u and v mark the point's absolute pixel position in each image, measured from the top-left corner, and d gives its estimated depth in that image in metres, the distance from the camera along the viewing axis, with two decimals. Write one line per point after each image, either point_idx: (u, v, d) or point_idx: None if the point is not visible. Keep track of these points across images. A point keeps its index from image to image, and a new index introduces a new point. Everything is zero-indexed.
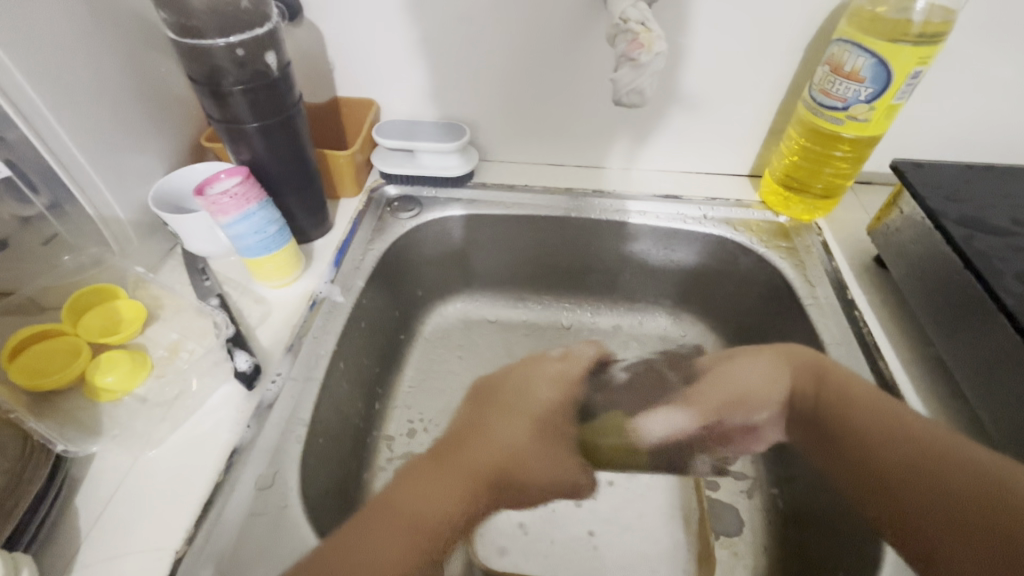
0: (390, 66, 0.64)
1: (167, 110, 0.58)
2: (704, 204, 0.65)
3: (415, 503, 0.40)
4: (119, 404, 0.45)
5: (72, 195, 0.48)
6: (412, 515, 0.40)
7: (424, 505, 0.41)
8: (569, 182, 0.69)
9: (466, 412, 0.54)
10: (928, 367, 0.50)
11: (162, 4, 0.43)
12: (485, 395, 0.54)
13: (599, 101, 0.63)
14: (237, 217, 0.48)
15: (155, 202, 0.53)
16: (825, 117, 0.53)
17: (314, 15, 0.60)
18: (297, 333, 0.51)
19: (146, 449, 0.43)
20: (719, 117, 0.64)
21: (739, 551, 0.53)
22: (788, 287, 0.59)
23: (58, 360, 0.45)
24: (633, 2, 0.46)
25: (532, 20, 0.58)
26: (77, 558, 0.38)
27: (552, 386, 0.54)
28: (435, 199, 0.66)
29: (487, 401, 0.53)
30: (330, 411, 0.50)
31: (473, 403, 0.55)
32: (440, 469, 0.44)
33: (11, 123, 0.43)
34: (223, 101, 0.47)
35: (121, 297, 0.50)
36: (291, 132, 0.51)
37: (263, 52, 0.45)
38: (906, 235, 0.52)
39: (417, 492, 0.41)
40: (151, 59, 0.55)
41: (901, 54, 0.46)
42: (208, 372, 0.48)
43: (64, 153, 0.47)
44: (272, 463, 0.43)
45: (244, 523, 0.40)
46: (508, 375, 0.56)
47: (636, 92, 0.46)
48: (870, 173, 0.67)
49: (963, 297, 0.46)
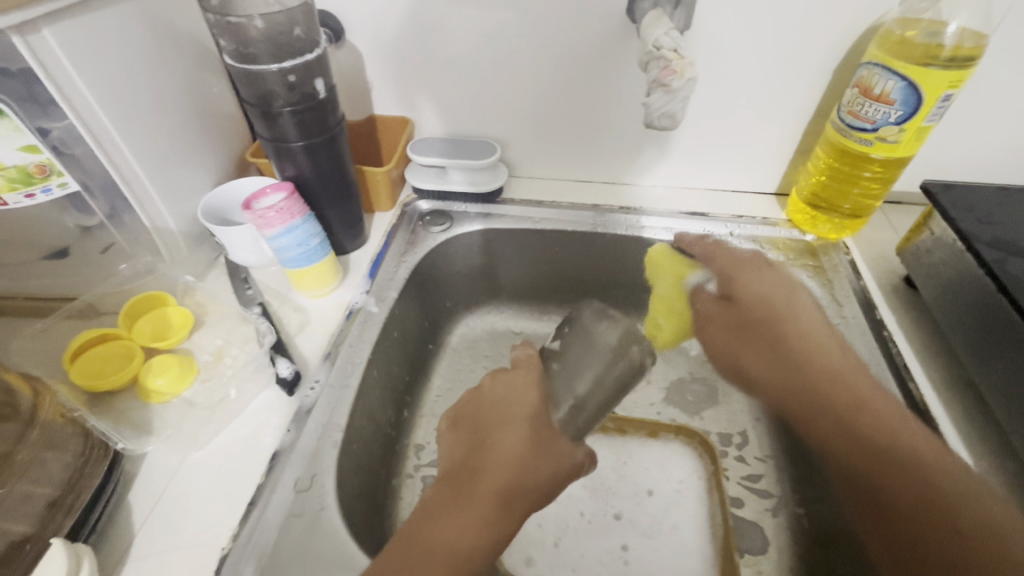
0: (425, 86, 0.67)
1: (218, 126, 0.61)
2: (730, 222, 0.66)
3: (452, 526, 0.37)
4: (168, 404, 0.48)
5: (130, 206, 0.52)
6: (450, 539, 0.37)
7: (457, 531, 0.37)
8: (596, 198, 0.70)
9: (451, 440, 0.44)
10: (960, 390, 0.49)
11: (223, 34, 0.46)
12: (465, 417, 0.44)
13: (628, 119, 0.65)
14: (282, 230, 0.51)
15: (204, 214, 0.56)
16: (853, 138, 0.53)
17: (355, 38, 0.63)
18: (334, 341, 0.53)
19: (192, 450, 0.46)
20: (746, 136, 0.64)
21: (764, 570, 0.53)
22: (815, 306, 0.59)
23: (115, 362, 0.48)
24: (665, 30, 0.47)
25: (565, 43, 0.60)
26: (130, 550, 0.40)
27: (530, 388, 0.42)
28: (465, 214, 0.68)
29: (468, 424, 0.44)
30: (363, 417, 0.52)
31: (455, 430, 0.44)
32: (468, 486, 0.39)
33: (81, 141, 0.46)
34: (272, 121, 0.50)
35: (171, 305, 0.53)
36: (334, 150, 0.54)
37: (311, 77, 0.49)
38: (938, 256, 0.52)
39: (445, 519, 0.37)
40: (205, 80, 0.58)
41: (931, 77, 0.47)
42: (249, 377, 0.50)
43: (127, 168, 0.50)
44: (311, 465, 0.45)
45: (284, 523, 0.41)
46: (483, 395, 0.45)
47: (667, 116, 0.47)
48: (900, 193, 0.67)
49: (996, 320, 0.45)
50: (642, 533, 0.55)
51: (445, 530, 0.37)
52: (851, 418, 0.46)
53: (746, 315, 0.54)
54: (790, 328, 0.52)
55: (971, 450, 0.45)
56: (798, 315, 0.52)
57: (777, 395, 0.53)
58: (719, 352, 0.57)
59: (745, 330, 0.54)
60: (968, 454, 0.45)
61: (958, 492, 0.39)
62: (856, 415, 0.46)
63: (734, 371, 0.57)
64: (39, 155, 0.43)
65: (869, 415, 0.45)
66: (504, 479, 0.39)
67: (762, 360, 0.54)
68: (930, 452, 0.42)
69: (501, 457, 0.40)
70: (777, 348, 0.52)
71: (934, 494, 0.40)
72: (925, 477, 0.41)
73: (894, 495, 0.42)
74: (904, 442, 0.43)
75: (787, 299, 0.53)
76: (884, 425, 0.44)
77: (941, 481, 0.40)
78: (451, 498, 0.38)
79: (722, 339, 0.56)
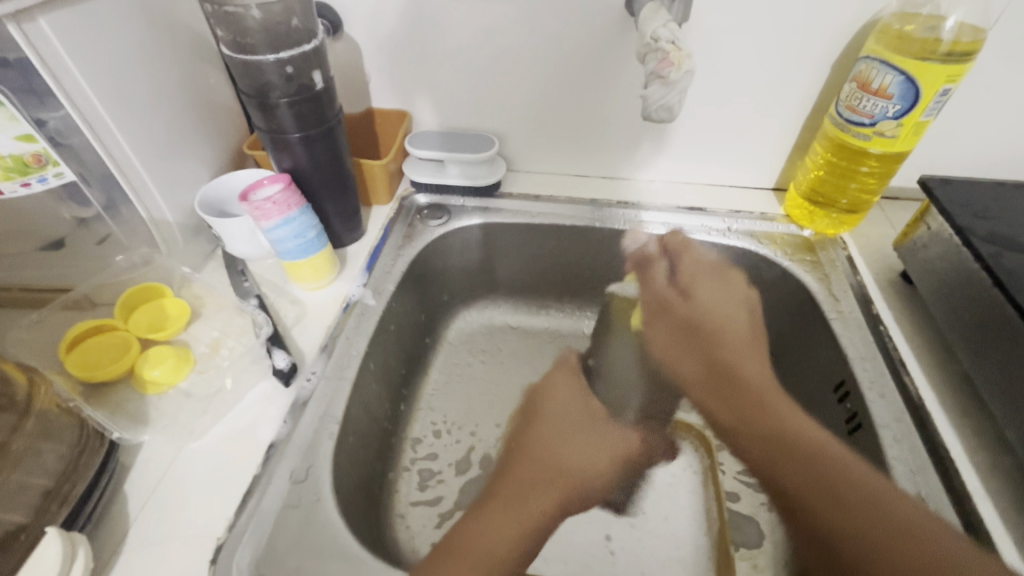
0: (423, 78, 0.66)
1: (214, 118, 0.61)
2: (728, 217, 0.66)
3: (490, 537, 0.44)
4: (164, 396, 0.48)
5: (127, 197, 0.52)
6: (492, 547, 0.44)
7: (500, 539, 0.45)
8: (594, 193, 0.70)
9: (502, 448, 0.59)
10: (955, 384, 0.50)
11: (220, 24, 0.46)
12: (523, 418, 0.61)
13: (626, 114, 0.65)
14: (279, 222, 0.51)
15: (201, 205, 0.56)
16: (851, 133, 0.53)
17: (353, 30, 0.63)
18: (331, 334, 0.53)
19: (189, 440, 0.46)
20: (745, 131, 0.64)
21: (759, 564, 0.53)
22: (812, 300, 0.59)
23: (110, 353, 0.48)
24: (664, 22, 0.47)
25: (563, 36, 0.59)
26: (125, 540, 0.40)
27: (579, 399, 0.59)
28: (462, 208, 0.68)
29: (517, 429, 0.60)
30: (360, 410, 0.52)
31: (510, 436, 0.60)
32: (510, 504, 0.48)
33: (78, 131, 0.46)
34: (269, 112, 0.49)
35: (168, 297, 0.53)
36: (332, 142, 0.53)
37: (309, 67, 0.48)
38: (934, 251, 0.52)
39: (493, 527, 0.45)
40: (202, 72, 0.58)
41: (929, 72, 0.47)
42: (246, 369, 0.50)
43: (124, 159, 0.50)
44: (307, 456, 0.45)
45: (280, 514, 0.42)
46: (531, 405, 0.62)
47: (665, 108, 0.47)
48: (897, 189, 0.67)
49: (992, 315, 0.45)
50: (638, 526, 0.55)
51: (486, 538, 0.44)
52: (781, 443, 0.50)
53: (693, 325, 0.59)
54: (717, 337, 0.59)
55: (965, 445, 0.46)
56: (711, 313, 0.60)
57: (733, 418, 0.55)
58: (668, 355, 0.59)
59: (688, 336, 0.59)
60: (962, 448, 0.45)
61: (880, 505, 0.43)
62: (781, 437, 0.51)
63: (675, 370, 0.59)
64: (35, 144, 0.43)
65: (802, 442, 0.50)
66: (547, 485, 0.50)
67: (693, 358, 0.58)
68: (858, 475, 0.45)
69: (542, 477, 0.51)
70: (715, 357, 0.58)
71: (858, 502, 0.44)
72: (881, 504, 0.43)
73: (841, 513, 0.44)
74: (824, 475, 0.46)
75: (700, 316, 0.59)
76: (802, 437, 0.50)
77: (872, 498, 0.43)
78: (496, 494, 0.50)
79: (665, 347, 0.60)
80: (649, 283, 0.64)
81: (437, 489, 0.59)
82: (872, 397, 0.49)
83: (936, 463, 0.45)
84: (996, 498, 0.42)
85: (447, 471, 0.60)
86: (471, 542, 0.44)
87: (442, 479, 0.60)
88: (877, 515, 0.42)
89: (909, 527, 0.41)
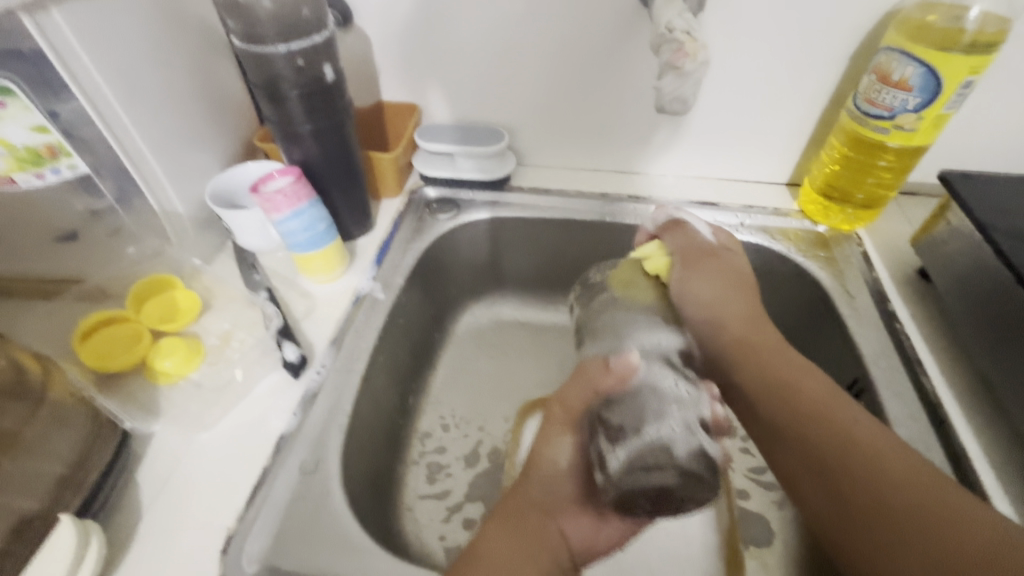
0: (433, 71, 0.66)
1: (225, 110, 0.61)
2: (741, 212, 0.65)
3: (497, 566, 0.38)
4: (175, 387, 0.48)
5: (139, 189, 0.52)
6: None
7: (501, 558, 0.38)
8: (604, 187, 0.70)
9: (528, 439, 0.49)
10: (974, 383, 0.49)
11: (231, 14, 0.46)
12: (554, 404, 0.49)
13: (638, 106, 0.64)
14: (289, 214, 0.51)
15: (211, 198, 0.56)
16: (870, 126, 0.52)
17: (363, 23, 0.63)
18: (340, 327, 0.53)
19: (200, 431, 0.46)
20: (759, 124, 0.63)
21: (768, 562, 0.53)
22: (826, 297, 0.58)
23: (122, 345, 0.49)
24: (679, 12, 0.46)
25: (574, 28, 0.59)
26: (137, 529, 0.41)
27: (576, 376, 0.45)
28: (472, 201, 0.68)
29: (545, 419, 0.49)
30: (369, 403, 0.52)
31: None
32: (508, 513, 0.41)
33: (91, 123, 0.46)
34: (280, 104, 0.49)
35: (179, 289, 0.53)
36: (341, 134, 0.53)
37: (319, 59, 0.48)
38: (954, 247, 0.51)
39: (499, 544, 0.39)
40: (213, 64, 0.58)
41: (952, 63, 0.45)
42: (256, 361, 0.50)
43: (136, 152, 0.50)
44: (316, 449, 0.45)
45: (289, 506, 0.42)
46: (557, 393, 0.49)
47: (679, 100, 0.47)
48: (915, 184, 0.66)
49: (1013, 312, 0.44)
50: None
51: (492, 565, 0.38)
52: (791, 397, 0.42)
53: (726, 271, 0.49)
54: (733, 290, 0.47)
55: (983, 445, 0.45)
56: (732, 272, 0.49)
57: (758, 375, 0.44)
58: (711, 308, 0.46)
59: (727, 282, 0.48)
60: (979, 446, 0.45)
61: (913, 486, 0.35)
62: (794, 396, 0.42)
63: (713, 321, 0.46)
64: (49, 136, 0.44)
65: (811, 399, 0.41)
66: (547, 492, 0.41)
67: (725, 309, 0.46)
68: (882, 445, 0.37)
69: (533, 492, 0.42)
70: (752, 312, 0.47)
71: (871, 475, 0.36)
72: (896, 479, 0.35)
73: (844, 481, 0.37)
74: (839, 434, 0.38)
75: (727, 271, 0.49)
76: (815, 401, 0.41)
77: (886, 469, 0.36)
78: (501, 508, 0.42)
79: (704, 305, 0.46)
80: (676, 235, 0.51)
81: (445, 483, 0.59)
82: (887, 395, 0.48)
83: (954, 463, 0.44)
84: (1014, 497, 0.42)
85: (456, 465, 0.60)
86: (476, 560, 0.38)
87: (450, 473, 0.59)
88: (891, 494, 0.35)
89: (932, 505, 0.34)
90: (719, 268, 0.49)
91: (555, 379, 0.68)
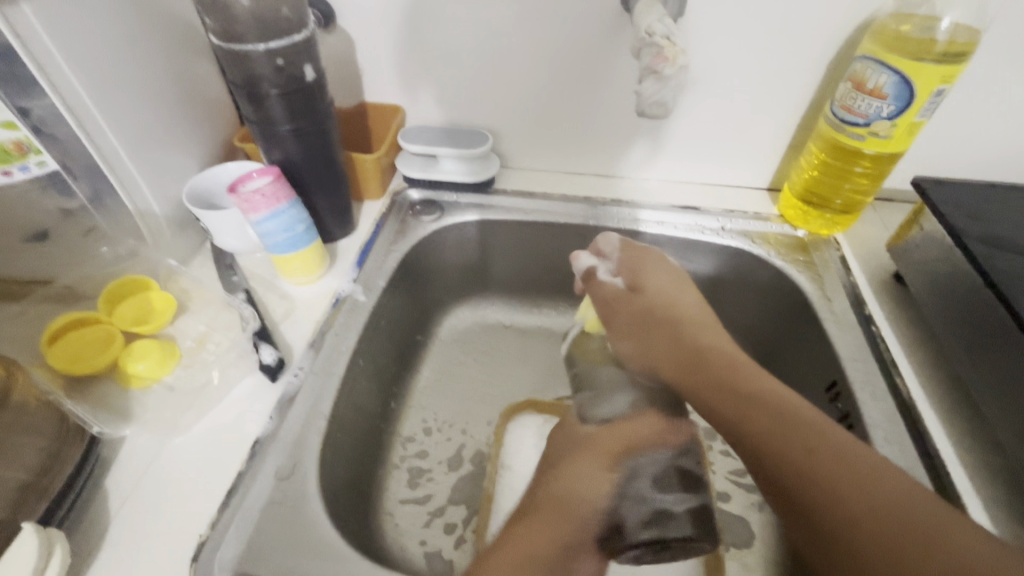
0: (417, 73, 0.66)
1: (204, 109, 0.60)
2: (722, 216, 0.66)
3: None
4: (149, 391, 0.47)
5: (113, 189, 0.51)
6: None
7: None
8: (588, 191, 0.70)
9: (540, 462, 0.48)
10: (946, 386, 0.50)
11: (208, 12, 0.45)
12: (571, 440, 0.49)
13: (621, 111, 0.64)
14: (267, 215, 0.50)
15: (188, 198, 0.55)
16: (846, 133, 0.53)
17: (346, 23, 0.62)
18: (320, 329, 0.52)
19: (173, 436, 0.45)
20: (739, 130, 0.64)
21: (749, 563, 0.53)
22: (804, 301, 0.59)
23: (94, 347, 0.47)
24: (659, 16, 0.47)
25: (557, 31, 0.59)
26: (105, 537, 0.39)
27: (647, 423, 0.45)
28: (455, 204, 0.68)
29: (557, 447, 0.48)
30: (348, 407, 0.51)
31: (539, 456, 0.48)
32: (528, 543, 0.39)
33: (61, 119, 0.45)
34: (259, 103, 0.49)
35: (153, 289, 0.52)
36: (322, 135, 0.53)
37: (299, 59, 0.48)
38: (928, 252, 0.52)
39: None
40: (192, 62, 0.57)
41: (924, 72, 0.46)
42: (233, 364, 0.49)
43: (109, 150, 0.49)
44: (293, 453, 0.44)
45: (265, 511, 0.41)
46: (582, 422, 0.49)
47: (659, 104, 0.47)
48: (891, 190, 0.67)
49: (984, 316, 0.45)
50: None
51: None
52: (745, 414, 0.41)
53: (640, 312, 0.52)
54: (651, 341, 0.49)
55: (956, 445, 0.46)
56: (663, 316, 0.51)
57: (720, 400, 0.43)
58: (640, 353, 0.50)
59: (650, 323, 0.51)
60: (951, 447, 0.45)
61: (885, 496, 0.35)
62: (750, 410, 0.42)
63: (648, 368, 0.49)
64: (17, 132, 0.42)
65: (770, 420, 0.40)
66: (565, 530, 0.39)
67: (655, 350, 0.49)
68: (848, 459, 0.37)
69: (560, 528, 0.39)
70: (682, 342, 0.48)
71: (838, 485, 0.36)
72: (859, 487, 0.35)
73: (812, 487, 0.36)
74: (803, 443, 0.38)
75: (656, 322, 0.51)
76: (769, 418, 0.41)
77: (862, 481, 0.36)
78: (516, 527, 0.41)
79: (644, 350, 0.50)
80: (596, 285, 0.55)
81: (427, 487, 0.58)
82: (864, 398, 0.49)
83: (927, 463, 0.45)
84: (986, 497, 0.43)
85: (438, 469, 0.60)
86: None
87: (432, 478, 0.59)
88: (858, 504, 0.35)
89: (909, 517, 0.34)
90: (640, 309, 0.52)
91: (540, 383, 0.68)
